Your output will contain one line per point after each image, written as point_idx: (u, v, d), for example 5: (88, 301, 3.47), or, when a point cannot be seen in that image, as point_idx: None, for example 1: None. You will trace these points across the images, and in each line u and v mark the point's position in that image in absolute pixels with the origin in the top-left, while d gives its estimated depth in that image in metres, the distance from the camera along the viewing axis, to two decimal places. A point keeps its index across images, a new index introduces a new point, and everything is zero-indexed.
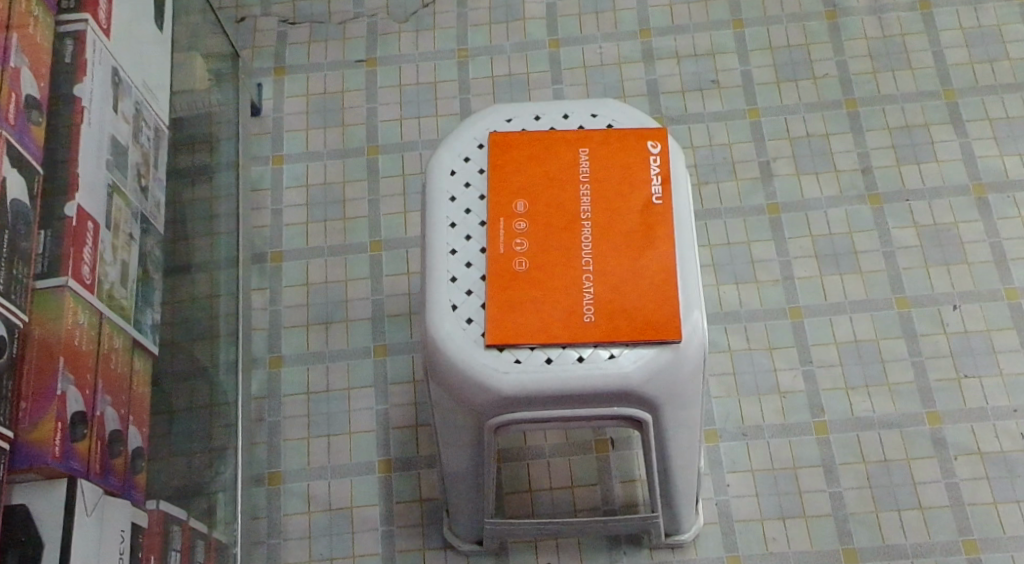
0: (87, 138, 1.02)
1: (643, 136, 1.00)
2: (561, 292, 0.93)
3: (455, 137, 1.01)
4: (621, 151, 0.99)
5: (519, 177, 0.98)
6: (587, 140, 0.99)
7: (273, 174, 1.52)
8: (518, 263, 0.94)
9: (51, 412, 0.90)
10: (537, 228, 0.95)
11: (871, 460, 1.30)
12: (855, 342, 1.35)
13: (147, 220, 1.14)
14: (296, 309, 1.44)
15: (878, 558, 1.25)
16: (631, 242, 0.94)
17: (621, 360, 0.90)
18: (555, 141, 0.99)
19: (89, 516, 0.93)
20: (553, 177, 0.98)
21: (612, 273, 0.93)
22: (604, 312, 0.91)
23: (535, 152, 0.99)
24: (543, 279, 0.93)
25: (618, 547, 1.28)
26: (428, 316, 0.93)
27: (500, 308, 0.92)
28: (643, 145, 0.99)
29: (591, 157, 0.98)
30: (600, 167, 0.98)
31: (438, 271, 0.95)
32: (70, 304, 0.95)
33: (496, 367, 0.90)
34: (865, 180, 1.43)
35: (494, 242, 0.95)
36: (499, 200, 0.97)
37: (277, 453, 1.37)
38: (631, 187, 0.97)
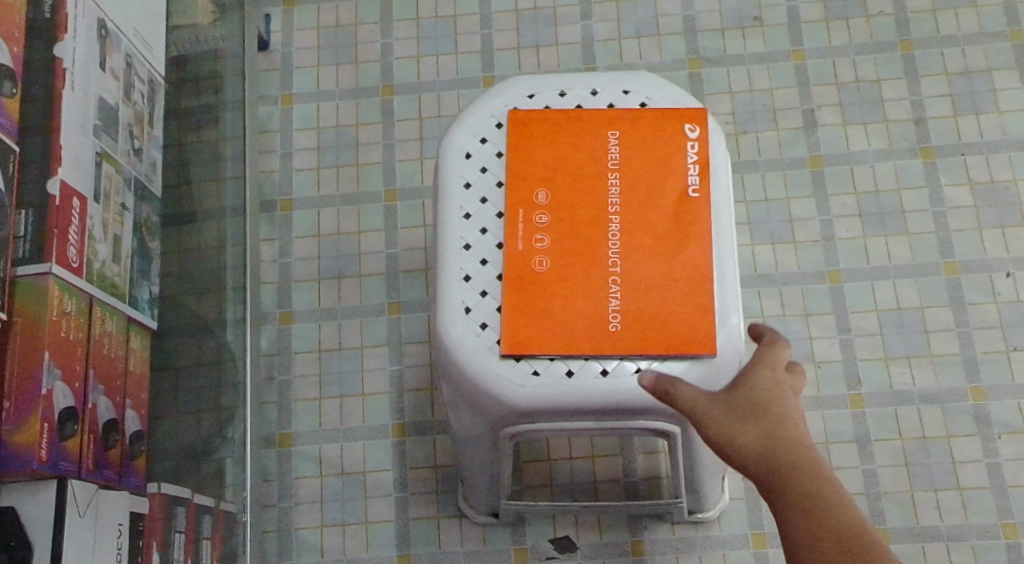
0: (70, 105, 0.94)
1: (679, 117, 0.93)
2: (584, 296, 0.88)
3: (471, 114, 0.95)
4: (655, 135, 0.92)
5: (540, 164, 0.92)
6: (616, 121, 0.93)
7: (282, 114, 1.43)
8: (539, 262, 0.89)
9: (37, 412, 0.83)
10: (560, 223, 0.90)
11: (908, 436, 1.23)
12: (897, 309, 1.27)
13: (141, 185, 1.06)
14: (307, 262, 1.37)
15: (911, 539, 1.19)
16: (662, 240, 0.89)
17: (647, 374, 0.86)
18: (581, 123, 0.93)
19: (83, 517, 0.88)
20: (578, 164, 0.92)
21: (641, 275, 0.88)
22: (630, 319, 0.87)
23: (558, 134, 0.93)
24: (565, 280, 0.88)
25: (638, 521, 1.25)
26: (439, 319, 0.88)
27: (518, 311, 0.87)
28: (678, 129, 0.93)
29: (620, 141, 0.92)
30: (630, 154, 0.92)
31: (451, 268, 0.90)
32: (54, 293, 0.88)
33: (513, 380, 0.86)
34: (917, 132, 1.33)
35: (513, 238, 0.90)
36: (519, 188, 0.91)
37: (287, 414, 1.32)
38: (665, 176, 0.91)
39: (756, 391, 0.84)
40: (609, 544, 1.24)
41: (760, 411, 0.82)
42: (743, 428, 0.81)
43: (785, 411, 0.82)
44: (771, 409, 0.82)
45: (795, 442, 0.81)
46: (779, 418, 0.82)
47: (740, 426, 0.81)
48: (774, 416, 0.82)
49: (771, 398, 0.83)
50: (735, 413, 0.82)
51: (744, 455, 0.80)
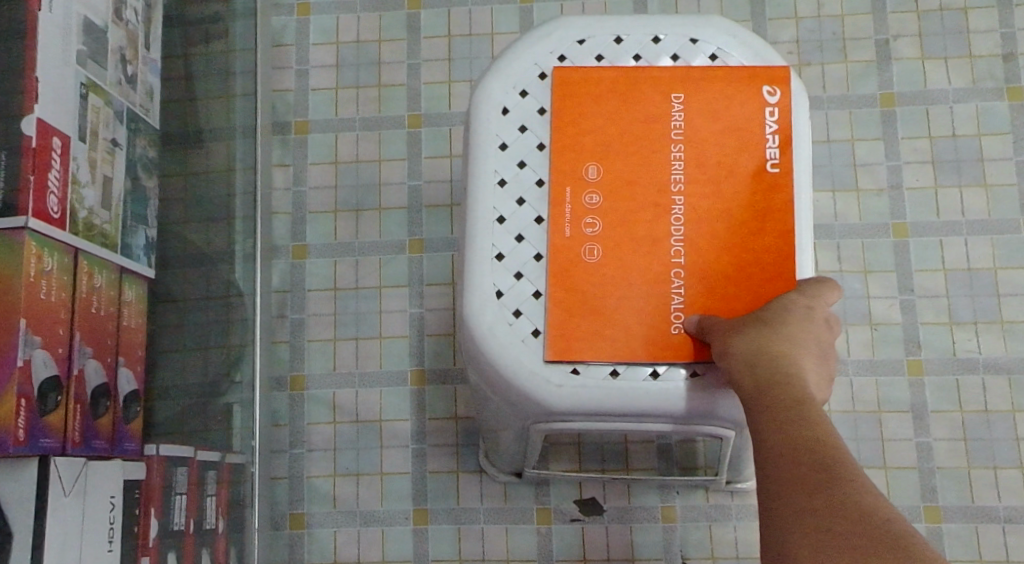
0: (47, 31, 0.82)
1: (756, 77, 0.85)
2: (641, 288, 0.83)
3: (509, 62, 0.87)
4: (728, 102, 0.85)
5: (594, 135, 0.85)
6: (683, 83, 0.85)
7: (298, 26, 1.30)
8: (590, 251, 0.84)
9: (12, 387, 0.75)
10: (613, 203, 0.84)
11: (969, 408, 1.13)
12: (967, 269, 1.15)
13: (135, 116, 0.95)
14: (323, 191, 1.27)
15: (964, 519, 1.11)
16: (732, 227, 0.83)
17: (703, 380, 0.81)
18: (641, 83, 0.85)
19: (68, 496, 0.80)
20: (638, 135, 0.85)
21: (704, 265, 0.83)
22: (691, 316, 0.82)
23: (617, 97, 0.85)
24: (619, 269, 0.83)
25: (670, 486, 1.17)
26: (468, 304, 0.83)
27: (566, 305, 0.83)
28: (756, 93, 0.85)
29: (686, 107, 0.85)
30: (697, 123, 0.85)
31: (483, 243, 0.84)
32: (31, 251, 0.78)
33: (549, 380, 0.81)
34: (1005, 69, 1.18)
35: (559, 221, 0.84)
36: (569, 160, 0.85)
37: (300, 355, 1.24)
38: (739, 150, 0.84)
39: (774, 314, 0.79)
40: (638, 509, 1.17)
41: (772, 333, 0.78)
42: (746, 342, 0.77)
43: (788, 335, 0.78)
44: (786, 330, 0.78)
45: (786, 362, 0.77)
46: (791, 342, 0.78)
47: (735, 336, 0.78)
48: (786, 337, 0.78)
49: (785, 322, 0.79)
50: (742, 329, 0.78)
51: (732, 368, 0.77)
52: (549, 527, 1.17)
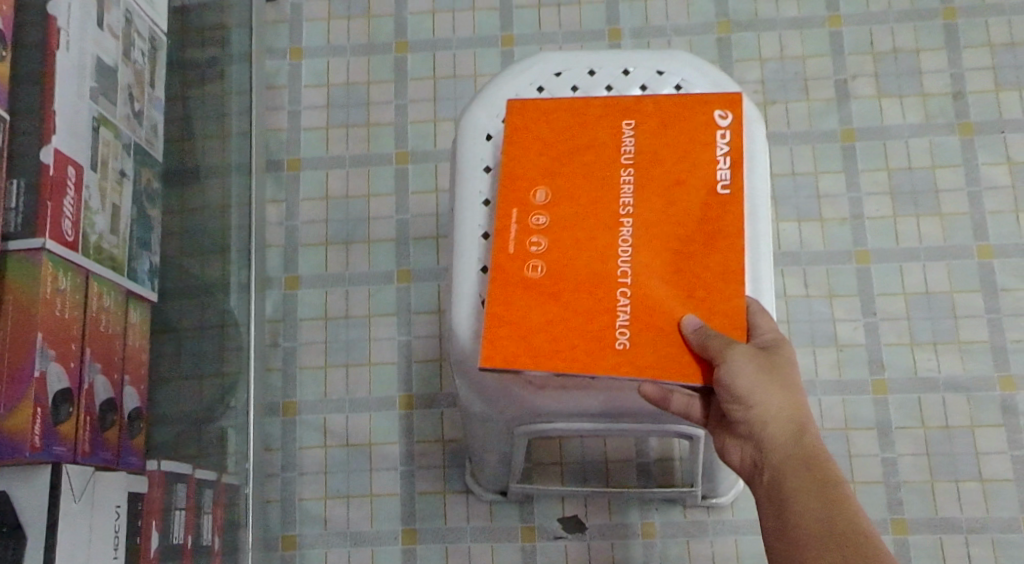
0: (64, 68, 0.88)
1: (708, 105, 0.91)
2: (589, 297, 0.86)
3: (495, 91, 0.95)
4: (679, 124, 0.91)
5: (545, 160, 0.90)
6: (633, 109, 0.92)
7: (290, 68, 1.37)
8: (534, 267, 0.87)
9: (28, 396, 0.80)
10: (562, 223, 0.88)
11: (931, 425, 1.19)
12: (926, 292, 1.22)
13: (142, 149, 1.01)
14: (314, 224, 1.32)
15: (930, 531, 1.16)
16: (678, 244, 0.87)
17: None
18: (591, 113, 0.92)
19: (78, 503, 0.85)
20: (586, 161, 0.90)
21: (653, 279, 0.86)
22: (638, 324, 0.85)
23: (569, 125, 0.91)
24: (565, 281, 0.86)
25: (650, 503, 1.22)
26: (456, 312, 0.90)
27: (511, 314, 0.85)
28: (707, 116, 0.91)
29: (636, 134, 0.91)
30: (647, 148, 0.90)
31: (468, 256, 0.91)
32: (48, 271, 0.83)
33: (531, 380, 0.88)
34: (956, 106, 1.26)
35: (505, 239, 0.88)
36: (521, 185, 0.90)
37: (292, 381, 1.29)
38: (687, 172, 0.90)
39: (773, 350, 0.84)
40: (617, 525, 1.21)
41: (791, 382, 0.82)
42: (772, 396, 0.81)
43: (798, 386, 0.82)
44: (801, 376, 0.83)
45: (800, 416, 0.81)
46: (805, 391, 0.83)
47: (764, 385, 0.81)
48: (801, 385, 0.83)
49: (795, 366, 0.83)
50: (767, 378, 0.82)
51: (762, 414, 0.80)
52: (533, 545, 1.22)
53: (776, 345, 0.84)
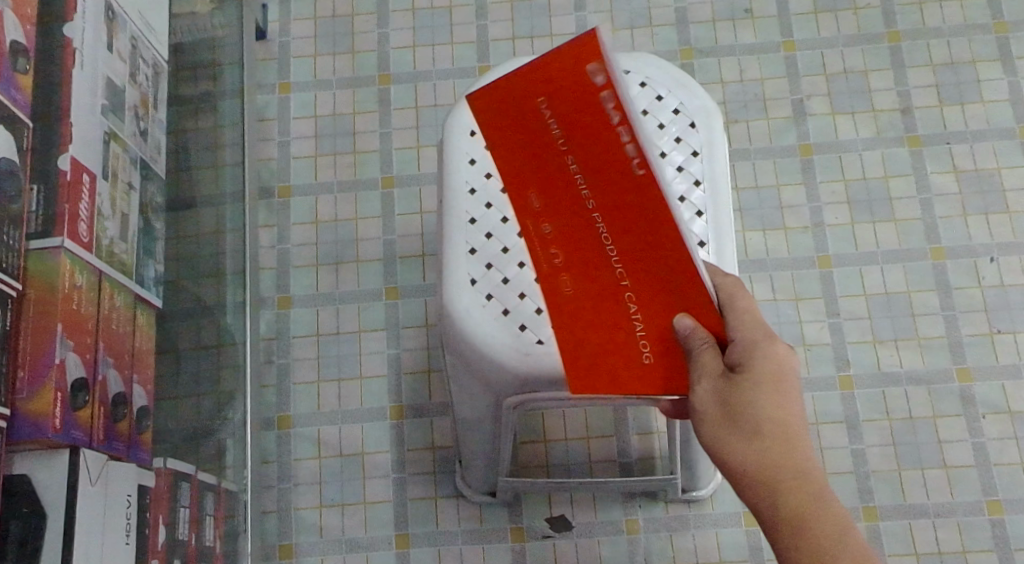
0: (80, 84, 0.95)
1: (585, 54, 0.70)
2: (599, 308, 0.78)
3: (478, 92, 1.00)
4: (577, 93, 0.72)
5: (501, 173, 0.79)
6: (532, 84, 0.74)
7: (280, 102, 1.45)
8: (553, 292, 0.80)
9: (50, 381, 0.86)
10: (552, 235, 0.78)
11: (896, 417, 1.26)
12: (885, 293, 1.30)
13: (147, 164, 1.08)
14: (305, 247, 1.39)
15: (899, 517, 1.22)
16: (637, 236, 0.74)
17: None
18: (502, 104, 0.77)
19: (94, 486, 0.90)
20: (528, 162, 0.77)
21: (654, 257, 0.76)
22: (650, 329, 0.78)
23: (494, 128, 0.78)
24: (579, 298, 0.79)
25: (633, 500, 1.27)
26: (446, 290, 0.94)
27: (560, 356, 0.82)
28: (586, 75, 0.71)
29: (550, 110, 0.74)
30: (563, 126, 0.74)
31: (457, 240, 0.95)
32: (66, 266, 0.89)
33: (519, 349, 0.92)
34: (904, 121, 1.36)
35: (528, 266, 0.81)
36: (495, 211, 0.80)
37: (286, 396, 1.34)
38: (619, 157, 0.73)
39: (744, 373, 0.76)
40: (603, 523, 1.26)
41: (754, 411, 0.75)
42: (736, 439, 0.75)
43: (774, 415, 0.75)
44: (781, 390, 0.76)
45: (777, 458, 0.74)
46: (789, 407, 0.76)
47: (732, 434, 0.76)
48: (778, 402, 0.75)
49: (769, 380, 0.76)
50: (727, 422, 0.76)
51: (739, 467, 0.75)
52: (522, 544, 1.26)
53: (745, 361, 0.76)
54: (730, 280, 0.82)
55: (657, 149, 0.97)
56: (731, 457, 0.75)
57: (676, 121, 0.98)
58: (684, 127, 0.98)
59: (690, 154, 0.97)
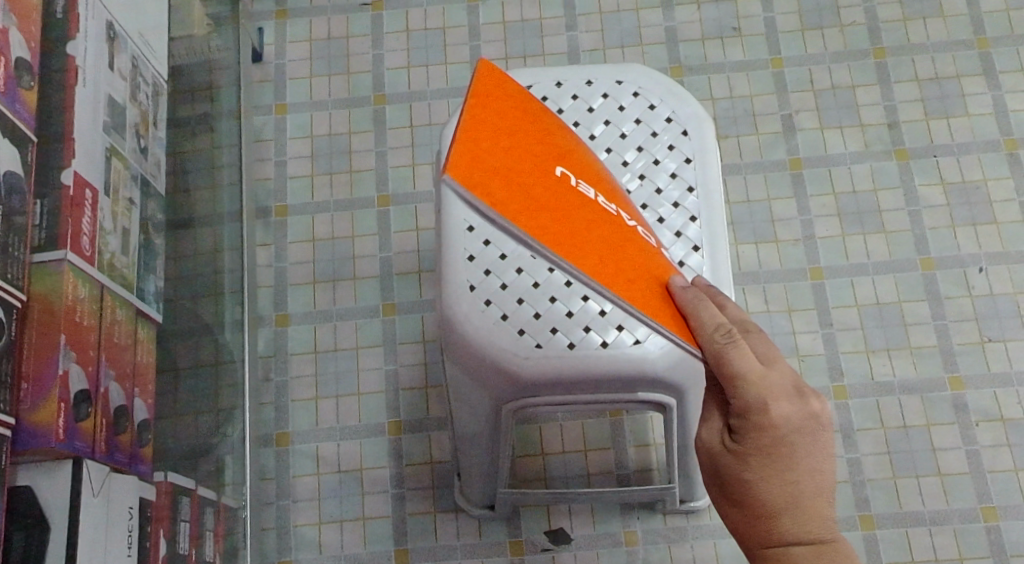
0: (82, 101, 0.97)
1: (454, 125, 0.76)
2: None
3: None
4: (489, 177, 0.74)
5: None
6: None
7: (276, 123, 1.46)
8: None
9: (53, 392, 0.87)
10: None
11: (890, 425, 1.27)
12: (877, 303, 1.32)
13: (147, 181, 1.09)
14: (302, 265, 1.40)
15: (895, 525, 1.23)
16: None
17: (647, 345, 0.94)
18: None
19: (96, 497, 0.91)
20: None
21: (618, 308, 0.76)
22: None
23: None
24: None
25: (631, 512, 1.28)
26: (445, 296, 0.95)
27: None
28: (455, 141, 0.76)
29: None
30: None
31: (456, 248, 0.96)
32: (69, 278, 0.91)
33: (518, 352, 0.93)
34: (892, 134, 1.39)
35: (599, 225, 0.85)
36: None
37: (285, 414, 1.34)
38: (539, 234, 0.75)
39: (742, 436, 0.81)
40: (602, 535, 1.27)
41: (752, 494, 0.80)
42: (733, 511, 0.83)
43: (768, 480, 0.80)
44: (778, 464, 0.80)
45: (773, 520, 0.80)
46: (789, 479, 0.80)
47: (735, 497, 0.82)
48: (776, 479, 0.80)
49: (765, 444, 0.80)
50: (723, 491, 0.83)
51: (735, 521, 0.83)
52: (522, 557, 1.27)
53: (740, 421, 0.82)
54: (720, 335, 0.81)
55: (651, 157, 0.99)
56: (732, 522, 0.83)
57: (668, 129, 1.00)
58: (677, 135, 1.00)
59: (683, 162, 0.99)
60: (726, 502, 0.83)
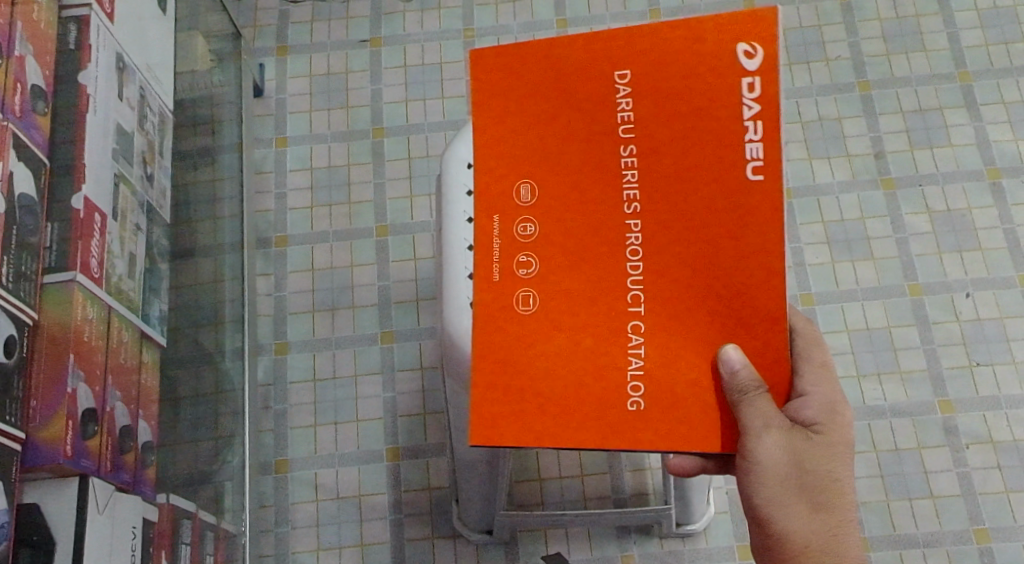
0: (93, 128, 1.00)
1: (733, 37, 0.77)
2: (592, 329, 0.79)
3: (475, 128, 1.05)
4: (688, 72, 0.78)
5: (528, 151, 0.81)
6: (631, 47, 0.79)
7: (276, 156, 1.49)
8: (524, 298, 0.80)
9: (62, 409, 0.89)
10: (548, 247, 0.80)
11: (882, 448, 1.29)
12: (867, 329, 1.34)
13: (151, 207, 1.12)
14: (301, 294, 1.42)
15: (890, 547, 1.25)
16: (694, 250, 0.78)
17: None
18: (569, 73, 0.80)
19: (101, 515, 0.92)
20: (581, 147, 0.80)
21: (691, 277, 0.78)
22: (648, 364, 0.79)
23: (559, 92, 0.80)
24: (560, 310, 0.80)
25: (628, 536, 1.29)
26: (446, 313, 0.97)
27: (517, 381, 0.79)
28: (733, 59, 0.77)
29: (632, 94, 0.79)
30: (642, 107, 0.79)
31: (457, 267, 0.99)
32: (78, 299, 0.93)
33: None
34: (878, 165, 1.42)
35: (489, 267, 0.81)
36: (500, 185, 0.81)
37: (283, 441, 1.35)
38: (733, 134, 0.77)
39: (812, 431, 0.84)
40: (599, 559, 1.28)
41: (832, 481, 0.83)
42: (804, 507, 0.83)
43: (839, 469, 0.84)
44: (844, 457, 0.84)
45: (840, 506, 0.83)
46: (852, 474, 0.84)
47: (795, 492, 0.84)
48: (844, 471, 0.84)
49: (839, 441, 0.84)
50: (799, 487, 0.84)
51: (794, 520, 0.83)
52: None
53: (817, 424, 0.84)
54: (803, 328, 0.90)
55: None
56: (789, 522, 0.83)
57: None
58: None
59: None
60: (801, 505, 0.83)
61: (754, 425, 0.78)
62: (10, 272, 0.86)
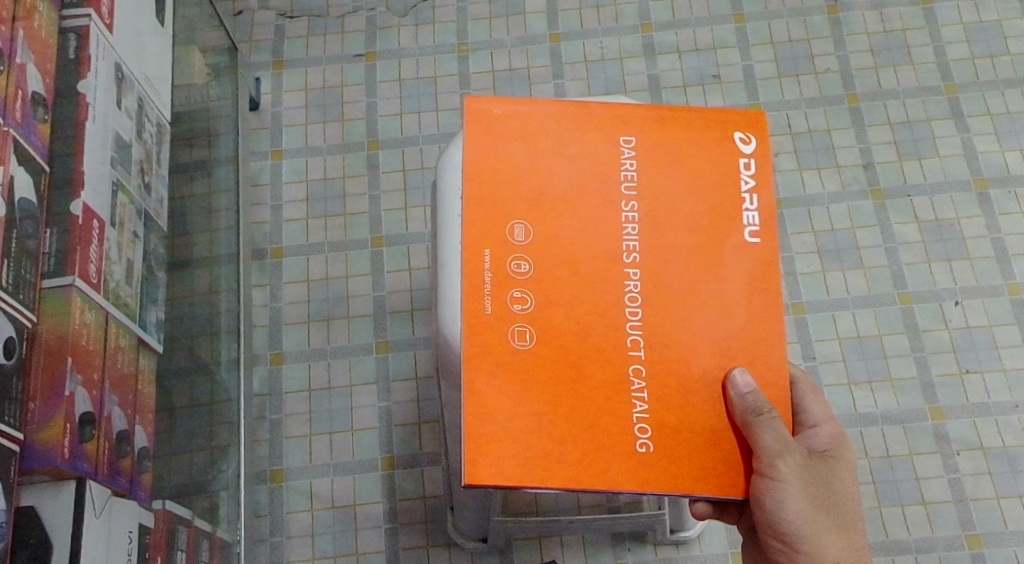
0: (92, 136, 1.01)
1: (727, 125, 0.91)
2: (587, 368, 0.85)
3: None
4: (681, 146, 0.91)
5: (526, 199, 0.88)
6: (632, 122, 0.91)
7: (272, 168, 1.51)
8: (519, 332, 0.85)
9: (60, 412, 0.89)
10: (545, 287, 0.87)
11: (874, 455, 1.30)
12: (858, 337, 1.36)
13: (148, 216, 1.13)
14: (297, 305, 1.43)
15: (882, 554, 1.25)
16: (688, 298, 0.87)
17: None
18: (571, 136, 0.90)
19: (98, 518, 0.93)
20: (580, 202, 0.89)
21: (687, 323, 0.87)
22: (649, 403, 0.85)
23: (560, 149, 0.90)
24: (554, 347, 0.85)
25: (623, 543, 1.29)
26: (441, 317, 0.98)
27: (513, 415, 0.84)
28: (729, 143, 0.91)
29: (634, 159, 0.90)
30: (641, 173, 0.90)
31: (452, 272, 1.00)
32: (76, 305, 0.94)
33: None
34: (867, 176, 1.44)
35: (485, 303, 0.86)
36: (495, 227, 0.87)
37: (278, 451, 1.36)
38: (730, 202, 0.89)
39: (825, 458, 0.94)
40: None
41: (847, 498, 0.93)
42: (832, 524, 0.91)
43: (850, 487, 0.93)
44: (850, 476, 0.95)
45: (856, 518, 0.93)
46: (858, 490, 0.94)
47: (823, 511, 0.91)
48: (853, 487, 0.94)
49: (846, 462, 0.95)
50: (826, 507, 0.92)
51: (825, 538, 0.91)
52: None
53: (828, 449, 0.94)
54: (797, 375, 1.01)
55: None
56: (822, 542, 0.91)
57: None
58: None
59: None
60: (827, 523, 0.91)
61: (769, 449, 0.84)
62: (10, 275, 0.87)
